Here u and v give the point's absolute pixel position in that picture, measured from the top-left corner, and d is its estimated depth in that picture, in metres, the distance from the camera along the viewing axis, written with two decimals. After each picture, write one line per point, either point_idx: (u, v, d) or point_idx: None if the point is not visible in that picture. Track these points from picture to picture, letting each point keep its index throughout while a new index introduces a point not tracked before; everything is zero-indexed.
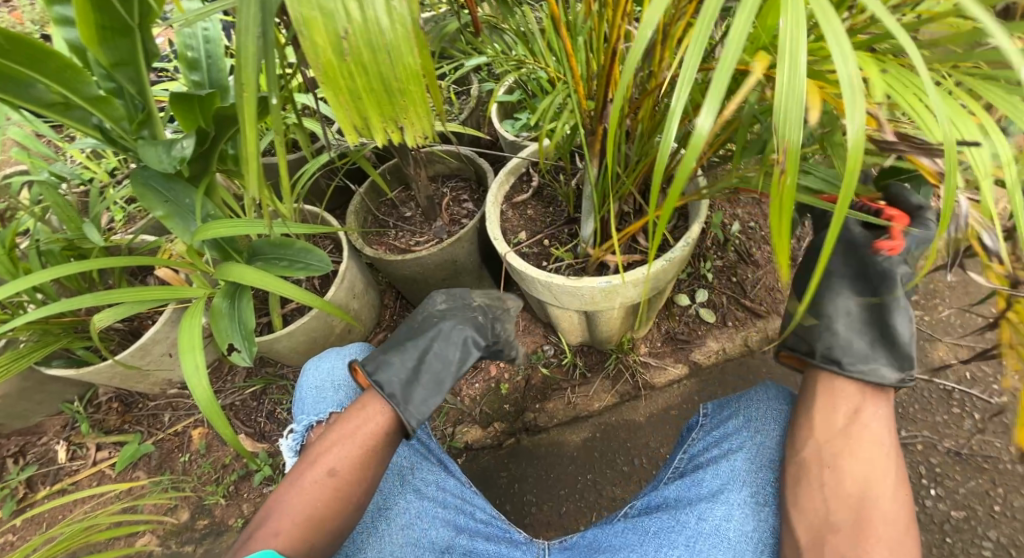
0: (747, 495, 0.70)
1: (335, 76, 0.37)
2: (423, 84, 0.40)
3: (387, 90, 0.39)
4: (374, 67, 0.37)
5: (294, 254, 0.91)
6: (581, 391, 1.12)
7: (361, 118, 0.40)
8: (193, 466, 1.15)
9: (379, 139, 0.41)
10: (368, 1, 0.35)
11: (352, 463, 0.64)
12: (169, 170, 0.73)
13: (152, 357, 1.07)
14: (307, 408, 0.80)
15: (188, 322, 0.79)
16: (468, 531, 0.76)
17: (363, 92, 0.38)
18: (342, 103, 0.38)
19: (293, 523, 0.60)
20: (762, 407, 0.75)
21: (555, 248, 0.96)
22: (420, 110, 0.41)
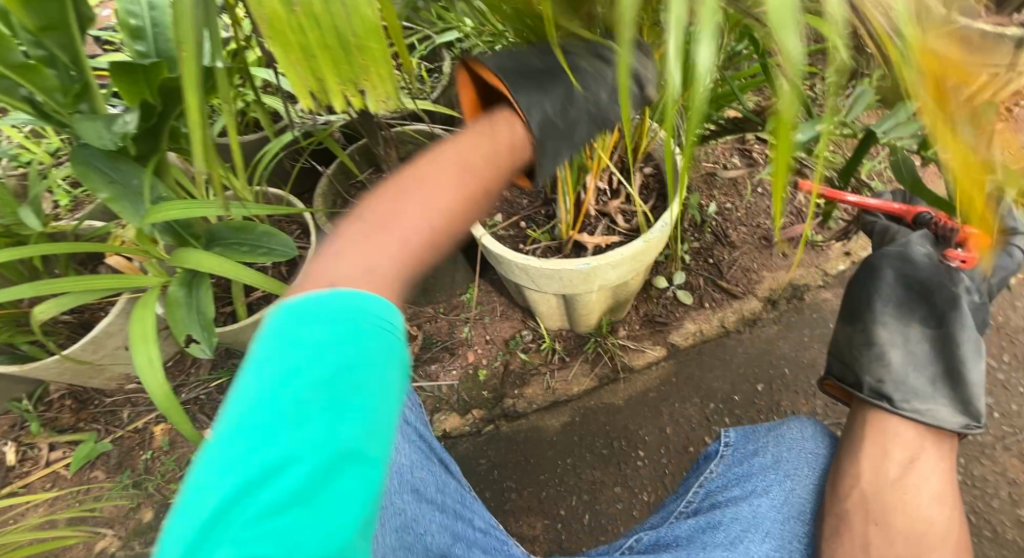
0: (768, 547, 0.61)
1: (281, 29, 0.33)
2: (384, 40, 0.34)
3: (342, 47, 0.34)
4: (326, 19, 0.32)
5: (254, 239, 0.86)
6: (560, 375, 1.10)
7: (316, 79, 0.35)
8: (155, 463, 1.09)
9: (337, 102, 0.37)
10: None
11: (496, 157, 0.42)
12: (108, 146, 0.68)
13: (106, 350, 1.01)
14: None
15: (141, 312, 0.73)
16: (465, 539, 0.64)
17: (315, 48, 0.34)
18: (291, 62, 0.35)
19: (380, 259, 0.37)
20: (795, 447, 0.70)
21: (532, 232, 0.93)
22: (382, 69, 0.36)
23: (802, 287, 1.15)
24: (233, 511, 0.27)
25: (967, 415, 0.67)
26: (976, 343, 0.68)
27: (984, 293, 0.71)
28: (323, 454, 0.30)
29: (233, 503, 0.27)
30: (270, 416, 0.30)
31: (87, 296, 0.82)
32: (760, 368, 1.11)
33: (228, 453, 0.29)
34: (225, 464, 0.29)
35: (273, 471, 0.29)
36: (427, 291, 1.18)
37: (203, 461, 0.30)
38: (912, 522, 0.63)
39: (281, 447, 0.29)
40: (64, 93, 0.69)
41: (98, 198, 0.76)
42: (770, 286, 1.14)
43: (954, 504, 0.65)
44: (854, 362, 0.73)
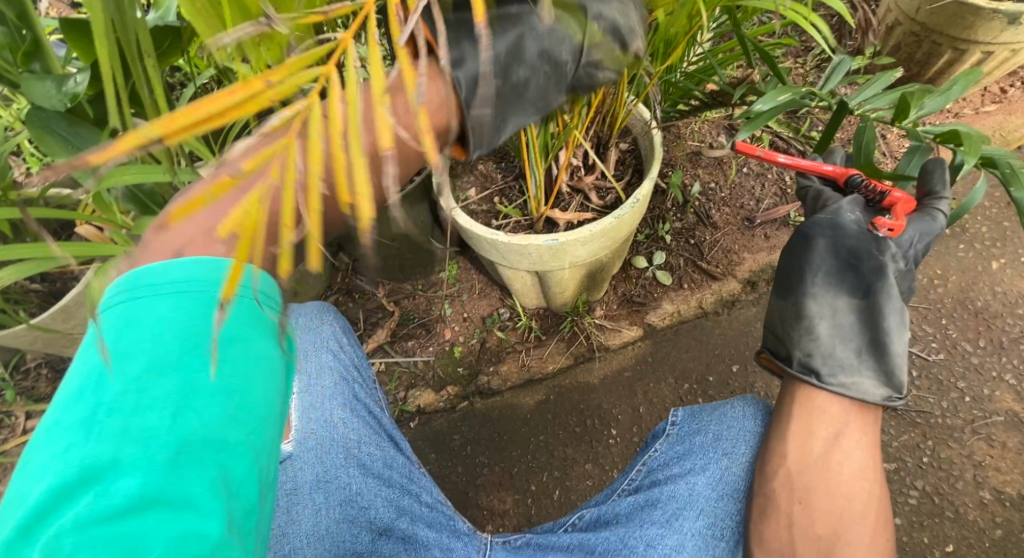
0: (699, 525, 0.62)
1: None
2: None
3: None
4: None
5: None
6: (536, 353, 1.10)
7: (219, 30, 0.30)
8: None
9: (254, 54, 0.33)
10: None
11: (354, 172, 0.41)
12: (60, 107, 0.66)
13: (78, 320, 1.00)
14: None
15: None
16: (410, 513, 0.64)
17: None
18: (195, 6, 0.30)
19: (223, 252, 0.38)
20: (735, 426, 0.70)
21: (505, 206, 0.91)
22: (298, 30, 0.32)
23: None
24: (55, 509, 0.30)
25: (889, 386, 0.66)
26: (901, 315, 0.68)
27: (912, 260, 0.71)
28: (153, 449, 0.32)
29: (54, 505, 0.30)
30: (92, 410, 0.32)
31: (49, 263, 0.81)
32: (735, 350, 1.10)
33: (48, 454, 0.31)
34: (44, 464, 0.31)
35: (94, 469, 0.31)
36: (404, 267, 1.16)
37: (27, 461, 0.32)
38: (833, 500, 0.62)
39: (97, 445, 0.31)
40: (13, 51, 0.68)
41: (57, 163, 0.76)
42: (750, 268, 1.13)
43: (876, 477, 0.63)
44: (785, 337, 0.73)
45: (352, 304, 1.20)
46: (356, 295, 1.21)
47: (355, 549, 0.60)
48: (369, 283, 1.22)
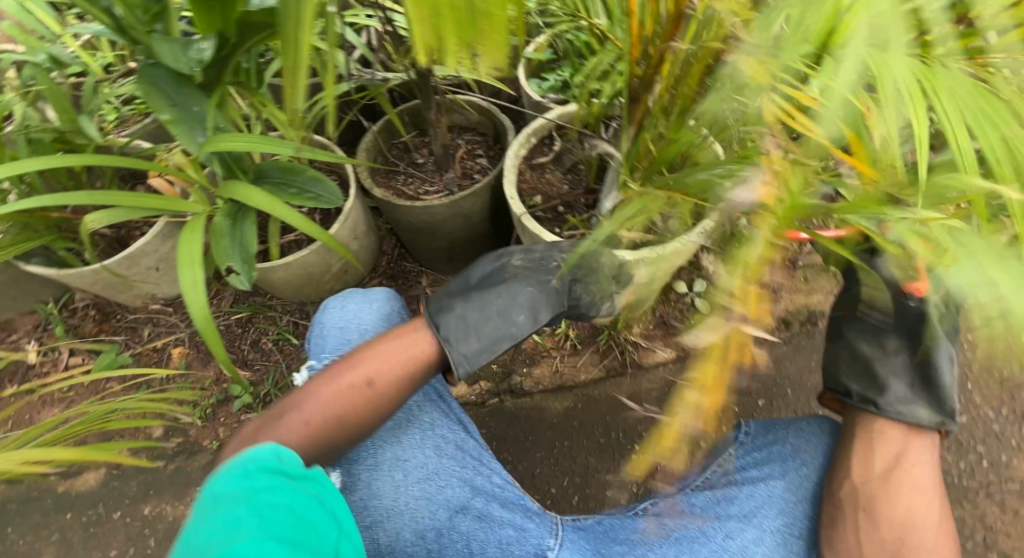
0: (777, 521, 0.74)
1: None
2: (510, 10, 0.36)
3: (468, 10, 0.36)
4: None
5: (300, 183, 0.87)
6: (570, 361, 1.14)
7: (437, 36, 0.38)
8: (171, 383, 1.13)
9: (451, 63, 0.39)
10: None
11: (391, 379, 0.64)
12: (185, 71, 0.71)
13: (140, 268, 1.04)
14: (317, 348, 0.74)
15: (189, 236, 0.77)
16: (485, 492, 0.70)
17: (445, 8, 0.36)
18: (420, 17, 0.38)
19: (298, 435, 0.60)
20: (812, 439, 0.80)
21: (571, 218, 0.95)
22: (500, 41, 0.38)
23: (817, 312, 1.16)
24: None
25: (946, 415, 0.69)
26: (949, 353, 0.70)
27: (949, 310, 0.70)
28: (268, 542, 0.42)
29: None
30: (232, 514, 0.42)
31: (137, 213, 0.85)
32: (763, 384, 1.13)
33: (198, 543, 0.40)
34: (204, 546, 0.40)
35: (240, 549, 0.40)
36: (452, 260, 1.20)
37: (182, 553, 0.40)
38: (897, 509, 0.65)
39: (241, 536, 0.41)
40: (144, 11, 0.71)
41: (161, 119, 0.80)
42: (786, 308, 1.16)
43: (938, 499, 0.67)
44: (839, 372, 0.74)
45: (396, 289, 1.24)
46: (400, 280, 1.25)
47: (433, 525, 0.66)
48: (413, 270, 1.26)
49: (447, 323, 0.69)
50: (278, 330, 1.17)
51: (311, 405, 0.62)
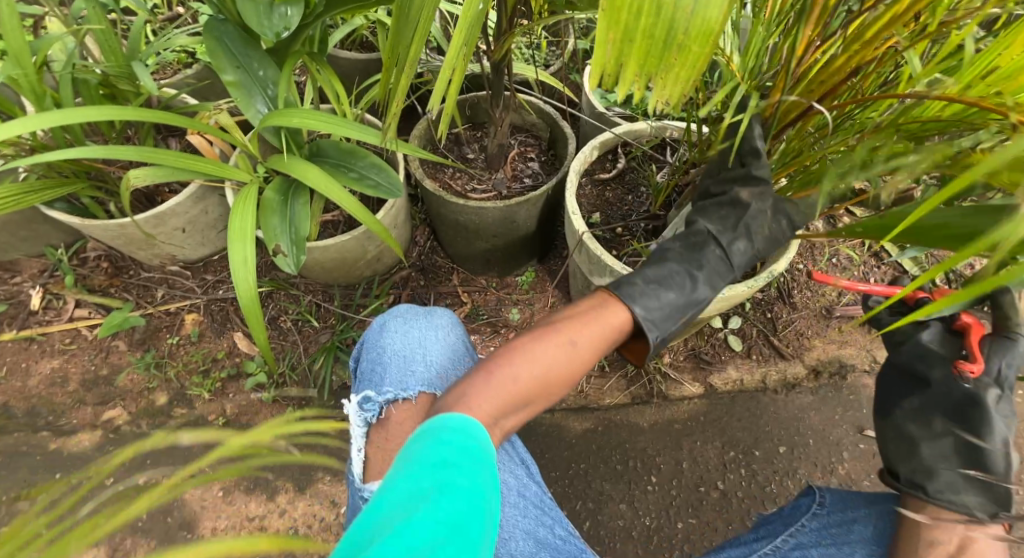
0: None
1: (618, 8, 0.32)
2: (708, 48, 0.32)
3: (665, 39, 0.33)
4: (668, 13, 0.32)
5: (360, 167, 0.82)
6: (596, 382, 1.11)
7: (618, 63, 0.35)
8: (180, 350, 1.08)
9: (624, 91, 0.36)
10: None
11: (593, 348, 0.59)
12: (268, 36, 0.66)
13: (167, 228, 0.98)
14: (373, 380, 0.78)
15: (239, 209, 0.73)
16: (549, 546, 0.68)
17: (639, 36, 0.33)
18: (609, 39, 0.34)
19: (502, 406, 0.54)
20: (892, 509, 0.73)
21: (633, 245, 0.92)
22: (684, 78, 0.34)
23: (848, 366, 1.15)
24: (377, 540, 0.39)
25: None
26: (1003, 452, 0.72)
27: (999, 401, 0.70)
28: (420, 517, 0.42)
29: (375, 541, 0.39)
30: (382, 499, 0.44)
31: (182, 175, 0.79)
32: (785, 431, 1.11)
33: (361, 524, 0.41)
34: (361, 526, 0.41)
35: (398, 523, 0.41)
36: (489, 263, 1.16)
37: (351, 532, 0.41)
38: None
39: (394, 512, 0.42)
40: None
41: (223, 78, 0.75)
42: (818, 356, 1.14)
43: None
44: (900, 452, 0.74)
45: (424, 283, 1.19)
46: (430, 275, 1.20)
47: None
48: (444, 266, 1.22)
49: (640, 291, 0.64)
50: (299, 310, 1.12)
51: (519, 373, 0.55)
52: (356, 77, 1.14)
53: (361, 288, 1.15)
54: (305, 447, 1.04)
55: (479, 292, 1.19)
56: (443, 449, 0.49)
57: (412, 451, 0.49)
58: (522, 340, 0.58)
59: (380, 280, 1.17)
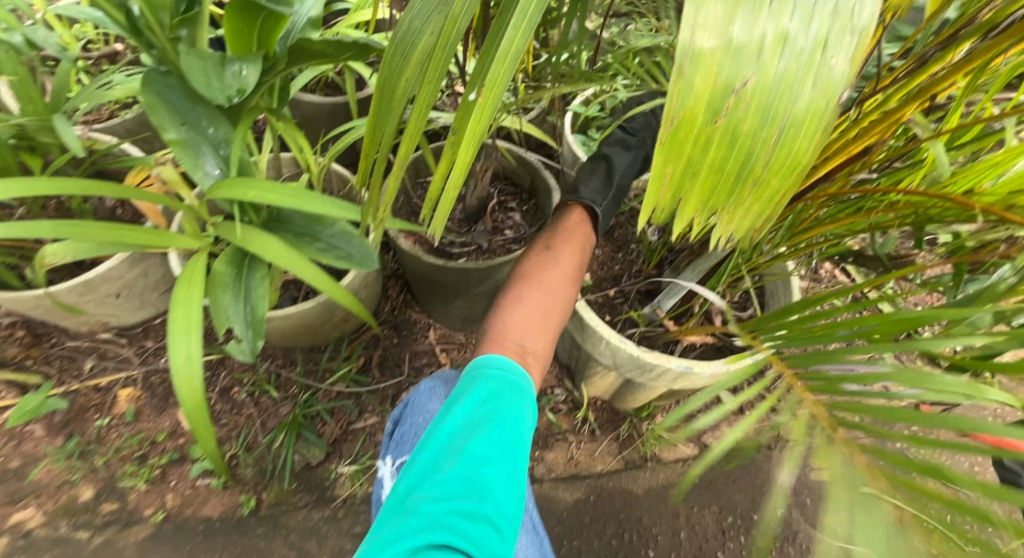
0: None
1: (684, 136, 0.22)
2: (790, 180, 0.24)
3: (738, 174, 0.24)
4: (745, 146, 0.23)
5: (328, 237, 0.72)
6: (587, 447, 1.04)
7: (674, 197, 0.25)
8: (111, 434, 0.93)
9: (679, 228, 0.26)
10: (796, 44, 0.20)
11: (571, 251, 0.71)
12: (219, 99, 0.56)
13: (97, 295, 0.85)
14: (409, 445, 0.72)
15: (184, 294, 0.61)
16: None
17: (704, 170, 0.24)
18: (665, 172, 0.24)
19: (520, 334, 0.65)
20: None
21: (629, 311, 0.85)
22: (751, 211, 0.26)
23: None
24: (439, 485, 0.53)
25: None
26: None
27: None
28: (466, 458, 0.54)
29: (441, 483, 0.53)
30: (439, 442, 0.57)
31: (110, 248, 0.68)
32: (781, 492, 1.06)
33: (428, 462, 0.56)
34: (428, 464, 0.55)
35: (454, 473, 0.53)
36: (468, 319, 1.08)
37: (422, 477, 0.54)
38: None
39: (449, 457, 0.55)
40: (170, 14, 0.60)
41: (165, 137, 0.64)
42: None
43: None
44: None
45: (398, 342, 1.09)
46: (404, 332, 1.10)
47: None
48: (419, 322, 1.12)
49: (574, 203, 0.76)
50: (255, 379, 0.99)
51: (524, 295, 0.67)
52: (320, 122, 1.06)
53: (328, 352, 1.04)
54: (262, 541, 0.90)
55: (457, 349, 1.10)
56: (474, 386, 0.59)
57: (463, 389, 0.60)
58: (519, 278, 0.69)
59: (349, 341, 1.06)
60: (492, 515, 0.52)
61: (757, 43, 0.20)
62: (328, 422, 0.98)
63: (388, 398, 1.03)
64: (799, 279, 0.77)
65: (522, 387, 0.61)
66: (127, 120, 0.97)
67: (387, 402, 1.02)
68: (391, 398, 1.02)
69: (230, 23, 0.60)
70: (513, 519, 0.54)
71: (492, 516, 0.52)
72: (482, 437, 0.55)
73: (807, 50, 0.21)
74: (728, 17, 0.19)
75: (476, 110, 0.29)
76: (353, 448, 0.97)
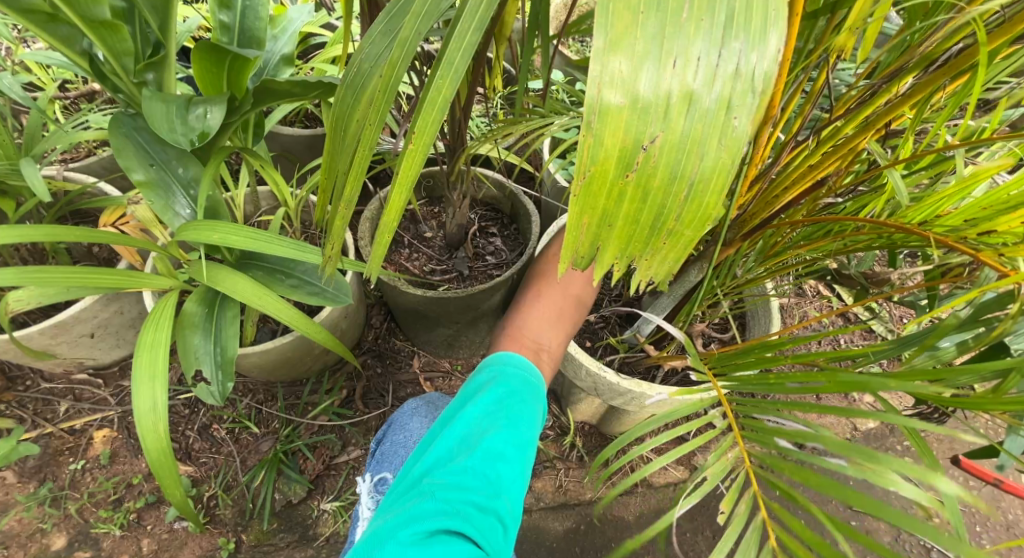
0: None
1: (598, 188, 0.24)
2: (703, 233, 0.26)
3: (656, 226, 0.25)
4: (657, 198, 0.24)
5: (300, 273, 0.72)
6: (575, 474, 1.02)
7: (592, 245, 0.26)
8: (85, 478, 0.90)
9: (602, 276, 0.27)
10: (699, 106, 0.22)
11: None
12: (181, 144, 0.56)
13: (69, 336, 0.84)
14: (395, 462, 0.71)
15: (150, 336, 0.61)
16: None
17: (620, 221, 0.25)
18: (582, 222, 0.25)
19: (536, 333, 0.64)
20: None
21: (609, 337, 0.84)
22: (673, 263, 0.27)
23: (830, 435, 1.09)
24: (450, 482, 0.48)
25: None
26: None
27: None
28: (477, 454, 0.50)
29: (455, 478, 0.49)
30: (452, 439, 0.53)
31: (78, 291, 0.67)
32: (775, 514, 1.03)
33: (440, 458, 0.51)
34: (438, 460, 0.51)
35: (464, 469, 0.49)
36: (452, 346, 1.07)
37: (434, 472, 0.50)
38: None
39: (461, 451, 0.51)
40: (134, 60, 0.59)
41: (132, 179, 0.64)
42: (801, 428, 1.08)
43: None
44: None
45: (381, 372, 1.07)
46: (387, 361, 1.09)
47: None
48: (403, 350, 1.11)
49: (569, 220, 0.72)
50: (234, 416, 0.97)
51: (543, 292, 0.67)
52: (298, 154, 1.06)
53: (309, 384, 1.02)
54: None
55: (442, 377, 1.08)
56: (490, 384, 0.56)
57: (476, 386, 0.57)
58: (537, 277, 0.68)
59: (331, 373, 1.05)
60: (503, 511, 0.48)
61: (662, 100, 0.22)
62: (309, 458, 0.96)
63: (371, 431, 1.01)
64: (778, 300, 0.77)
65: (540, 387, 0.58)
66: (103, 158, 0.96)
67: (370, 435, 1.00)
68: (374, 430, 1.01)
69: (195, 65, 0.60)
70: (521, 521, 0.50)
71: (504, 513, 0.48)
72: (494, 434, 0.52)
73: (710, 108, 0.23)
74: (634, 76, 0.22)
75: (403, 158, 0.29)
76: (336, 484, 0.95)
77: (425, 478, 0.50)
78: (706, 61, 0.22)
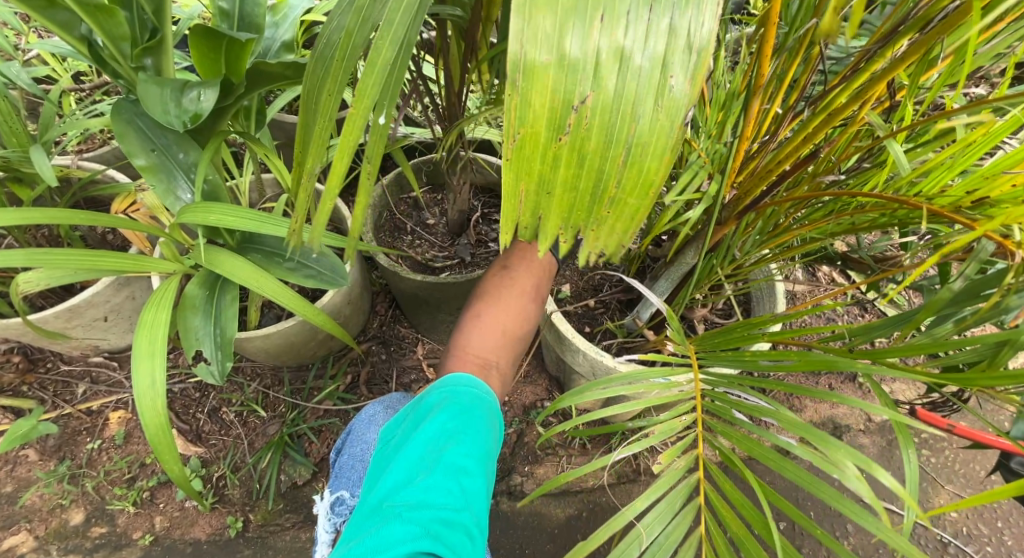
0: None
1: (532, 151, 0.26)
2: (644, 199, 0.28)
3: (596, 187, 0.28)
4: (595, 162, 0.27)
5: (297, 256, 0.73)
6: (577, 461, 1.01)
7: (534, 214, 0.29)
8: (101, 457, 0.94)
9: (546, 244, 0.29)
10: (631, 66, 0.24)
11: (529, 271, 0.70)
12: (175, 126, 0.57)
13: (83, 320, 0.87)
14: (352, 480, 0.71)
15: (151, 319, 0.62)
16: None
17: (558, 187, 0.28)
18: (524, 187, 0.28)
19: (485, 349, 0.64)
20: None
21: (608, 322, 0.84)
22: (616, 231, 0.30)
23: (843, 425, 1.05)
24: (411, 503, 0.47)
25: None
26: None
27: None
28: (437, 472, 0.50)
29: (416, 500, 0.47)
30: (411, 461, 0.51)
31: (83, 274, 0.70)
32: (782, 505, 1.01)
33: (399, 481, 0.50)
34: (398, 483, 0.50)
35: (426, 490, 0.48)
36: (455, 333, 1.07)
37: (395, 494, 0.48)
38: None
39: (421, 471, 0.50)
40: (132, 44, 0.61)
41: (134, 165, 0.66)
42: (811, 417, 1.05)
43: None
44: None
45: (386, 358, 1.08)
46: (392, 347, 1.10)
47: None
48: (407, 337, 1.11)
49: None
50: (242, 400, 0.99)
51: (480, 310, 0.66)
52: None
53: (314, 370, 1.04)
54: None
55: None
56: (446, 403, 0.55)
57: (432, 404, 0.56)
58: (476, 298, 0.68)
59: (335, 359, 1.06)
60: (469, 524, 0.47)
61: (591, 59, 0.24)
62: (314, 441, 0.97)
63: None
64: (782, 284, 0.75)
65: (493, 403, 0.58)
66: (116, 148, 0.99)
67: None
68: None
69: (191, 49, 0.61)
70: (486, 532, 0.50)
71: (470, 526, 0.48)
72: (452, 452, 0.51)
73: (642, 68, 0.24)
74: (562, 35, 0.23)
75: (344, 123, 0.30)
76: None
77: (384, 502, 0.48)
78: (637, 19, 0.23)
